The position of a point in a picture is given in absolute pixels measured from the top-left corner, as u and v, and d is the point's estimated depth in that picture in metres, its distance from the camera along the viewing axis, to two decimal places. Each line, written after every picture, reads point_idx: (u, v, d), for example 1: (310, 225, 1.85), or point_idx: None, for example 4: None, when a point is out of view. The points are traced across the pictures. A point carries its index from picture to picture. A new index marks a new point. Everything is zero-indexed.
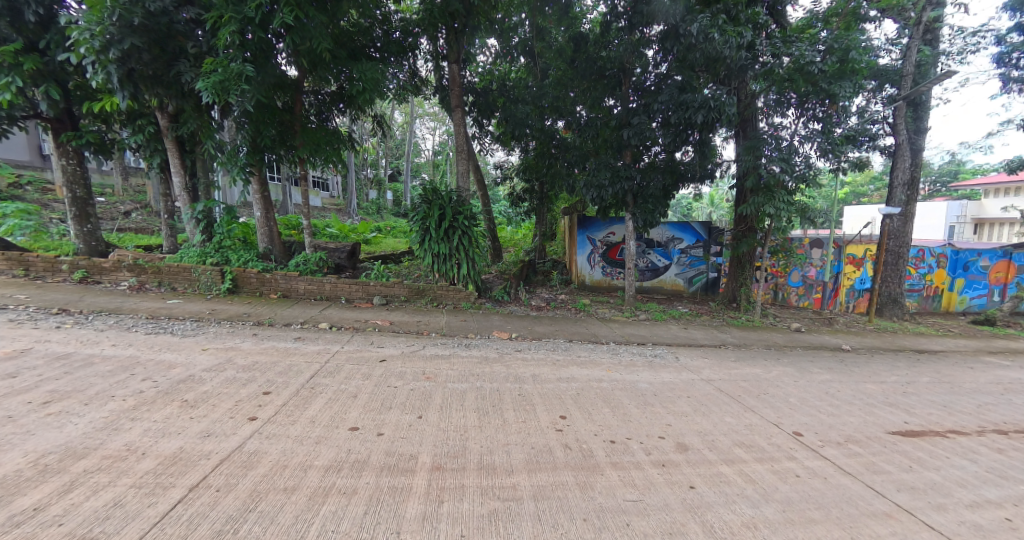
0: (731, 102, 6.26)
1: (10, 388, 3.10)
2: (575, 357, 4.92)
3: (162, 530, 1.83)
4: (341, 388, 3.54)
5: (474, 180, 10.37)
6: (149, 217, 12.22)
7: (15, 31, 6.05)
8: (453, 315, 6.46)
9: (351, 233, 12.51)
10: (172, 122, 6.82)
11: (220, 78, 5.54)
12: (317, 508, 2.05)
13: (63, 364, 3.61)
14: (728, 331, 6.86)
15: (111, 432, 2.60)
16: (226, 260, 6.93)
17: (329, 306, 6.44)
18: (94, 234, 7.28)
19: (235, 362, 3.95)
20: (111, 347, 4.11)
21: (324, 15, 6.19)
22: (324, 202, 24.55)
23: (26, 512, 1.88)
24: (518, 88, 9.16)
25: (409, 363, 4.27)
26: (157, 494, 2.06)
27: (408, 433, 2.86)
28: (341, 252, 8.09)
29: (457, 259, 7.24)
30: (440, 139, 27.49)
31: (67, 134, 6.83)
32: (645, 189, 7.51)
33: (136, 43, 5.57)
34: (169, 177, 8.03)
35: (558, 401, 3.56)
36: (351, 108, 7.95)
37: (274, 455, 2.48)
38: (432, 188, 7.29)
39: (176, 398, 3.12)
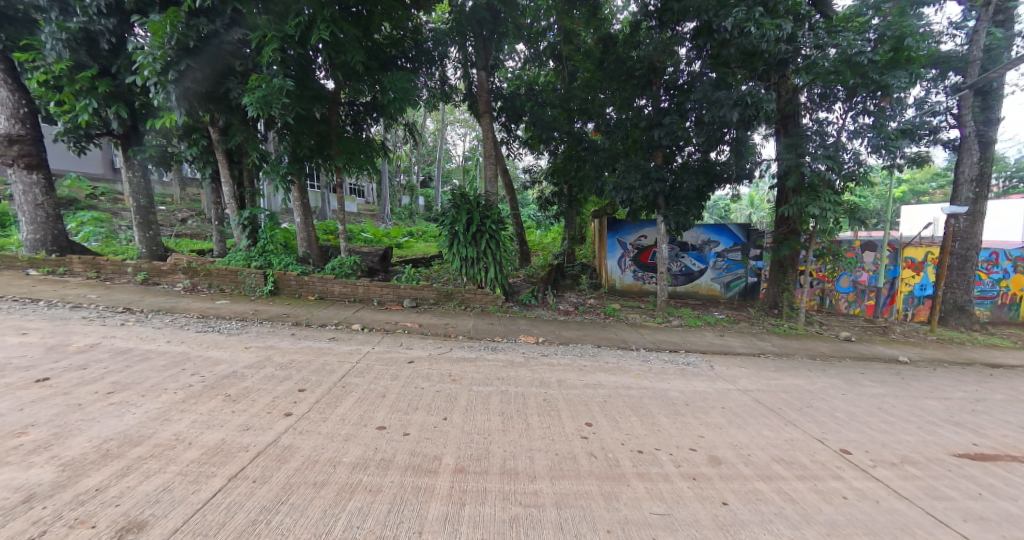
0: (771, 98, 5.97)
1: (80, 378, 3.39)
2: (603, 363, 4.86)
3: (204, 516, 1.95)
4: (370, 388, 3.64)
5: (503, 185, 10.33)
6: (202, 223, 13.00)
7: (92, 58, 6.55)
8: (480, 318, 6.50)
9: (384, 238, 12.89)
10: (222, 136, 7.25)
11: (263, 93, 5.80)
12: (344, 504, 2.13)
13: (122, 358, 3.89)
14: (767, 339, 6.63)
15: (162, 423, 2.78)
16: (269, 264, 7.29)
17: (362, 308, 6.64)
18: (155, 239, 7.82)
19: (274, 359, 4.16)
20: (166, 343, 4.40)
21: (356, 28, 6.47)
22: (360, 208, 25.36)
23: (88, 492, 2.05)
24: (546, 93, 9.15)
25: (436, 365, 4.35)
26: (200, 482, 2.19)
27: (433, 434, 2.92)
28: (374, 256, 8.40)
29: (485, 263, 7.30)
30: (471, 143, 27.83)
31: (133, 149, 7.39)
32: (677, 191, 7.40)
33: (191, 64, 5.97)
34: (219, 186, 8.58)
35: (583, 407, 3.54)
36: (384, 117, 8.20)
37: (305, 451, 2.58)
38: (460, 193, 7.38)
39: (220, 393, 3.31)
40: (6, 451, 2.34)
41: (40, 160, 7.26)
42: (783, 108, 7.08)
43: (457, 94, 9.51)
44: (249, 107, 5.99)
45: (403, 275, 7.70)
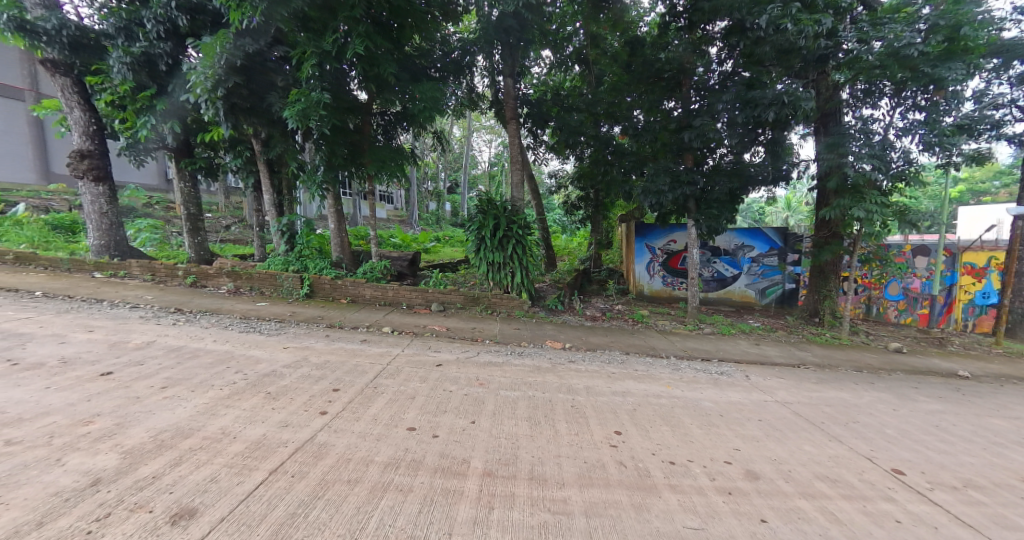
0: (810, 97, 5.77)
1: (138, 372, 3.62)
2: (631, 370, 4.79)
3: (247, 507, 2.05)
4: (400, 389, 3.73)
5: (529, 190, 10.36)
6: (244, 230, 13.62)
7: (152, 79, 6.94)
8: (506, 323, 6.53)
9: (412, 243, 13.12)
10: (264, 147, 7.64)
11: (302, 106, 6.04)
12: (376, 501, 2.18)
13: (174, 355, 4.12)
14: (807, 349, 6.37)
15: (209, 417, 2.92)
16: (305, 268, 7.59)
17: (392, 311, 6.79)
18: (203, 245, 8.25)
19: (310, 360, 4.30)
20: (212, 342, 4.64)
21: (389, 42, 6.76)
22: (389, 214, 25.97)
23: (146, 479, 2.18)
24: (573, 97, 9.13)
25: (463, 369, 4.40)
26: (243, 474, 2.30)
27: (461, 437, 2.95)
28: (403, 260, 8.56)
29: (511, 268, 7.31)
30: (497, 149, 28.12)
31: (185, 161, 7.95)
32: (708, 194, 7.25)
33: (238, 81, 6.24)
34: (260, 194, 9.03)
35: (612, 415, 3.50)
36: (414, 126, 8.41)
37: (339, 448, 2.66)
38: (487, 198, 7.42)
39: (261, 390, 3.45)
40: (75, 437, 2.52)
41: (104, 171, 7.80)
42: (823, 106, 6.99)
43: (484, 102, 9.57)
44: (289, 119, 6.25)
45: (431, 280, 7.83)
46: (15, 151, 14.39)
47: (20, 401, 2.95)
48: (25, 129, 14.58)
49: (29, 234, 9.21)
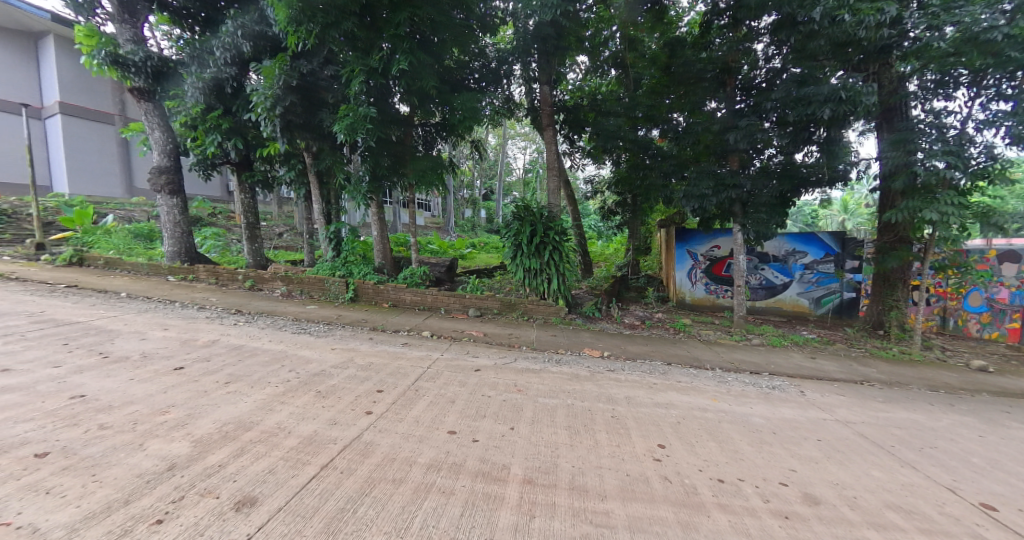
0: (871, 91, 5.50)
1: (206, 368, 3.89)
2: (674, 381, 4.65)
3: (301, 500, 2.17)
4: (441, 392, 3.79)
5: (564, 196, 10.34)
6: (295, 237, 14.36)
7: (219, 100, 7.59)
8: (542, 330, 6.51)
9: (448, 250, 13.31)
10: (314, 160, 8.03)
11: (350, 121, 6.37)
12: (420, 502, 2.23)
13: (235, 353, 4.39)
14: (870, 365, 5.95)
15: (266, 412, 3.09)
16: (350, 273, 7.84)
17: (431, 316, 6.93)
18: (260, 251, 8.79)
19: (356, 361, 4.45)
20: (268, 342, 4.91)
21: (428, 55, 6.88)
22: (426, 221, 26.61)
23: (213, 467, 2.37)
24: (609, 102, 8.87)
25: (501, 375, 4.42)
26: (297, 468, 2.43)
27: (501, 442, 2.97)
28: (440, 267, 8.76)
29: (548, 274, 7.30)
30: (531, 156, 28.31)
31: (246, 174, 8.61)
32: (756, 197, 6.99)
33: (293, 98, 6.72)
34: (310, 205, 9.49)
35: (654, 428, 3.41)
36: (452, 136, 8.60)
37: (383, 448, 2.74)
38: (523, 205, 7.43)
39: (312, 389, 3.61)
40: (153, 426, 2.78)
41: (176, 184, 8.45)
42: (885, 100, 6.53)
43: (521, 109, 9.51)
44: (338, 133, 6.62)
45: (468, 285, 7.94)
46: (106, 170, 16.32)
47: (110, 390, 3.29)
48: (114, 149, 16.55)
49: (115, 242, 10.10)
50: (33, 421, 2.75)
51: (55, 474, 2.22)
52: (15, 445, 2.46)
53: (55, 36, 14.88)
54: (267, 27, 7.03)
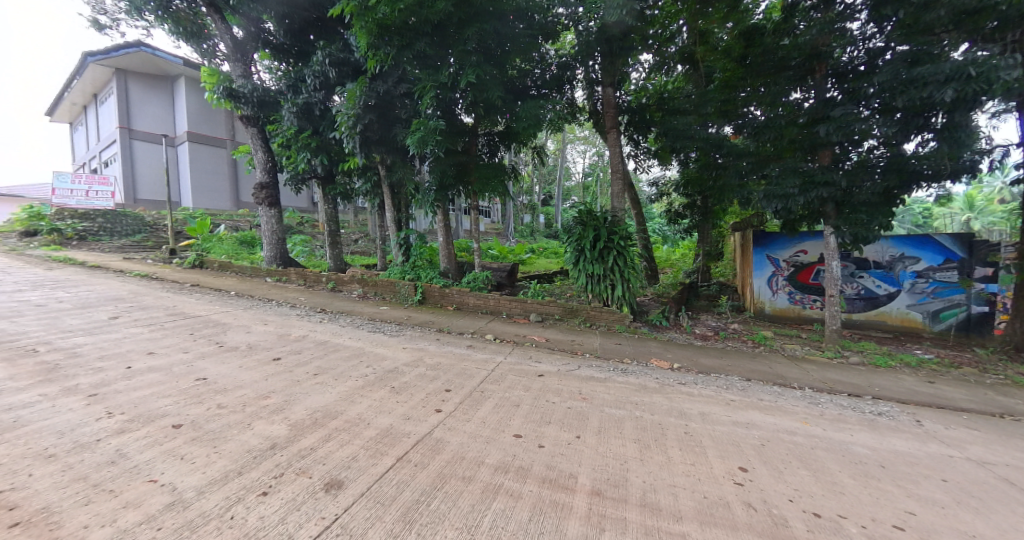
0: (1010, 64, 4.54)
1: (298, 361, 4.49)
2: (754, 400, 4.27)
3: (380, 487, 2.45)
4: (505, 396, 3.85)
5: (629, 201, 10.08)
6: (368, 241, 15.32)
7: (308, 121, 8.35)
8: (606, 337, 6.33)
9: (509, 255, 13.39)
10: (387, 172, 8.44)
11: (421, 134, 6.76)
12: (489, 502, 2.37)
13: (322, 348, 4.95)
14: (1012, 396, 5.02)
15: (348, 403, 3.51)
16: (418, 277, 8.24)
17: (493, 320, 7.02)
18: (340, 255, 9.51)
19: (425, 360, 4.71)
20: (348, 339, 5.38)
21: (495, 69, 7.13)
22: (487, 227, 27.17)
23: (306, 449, 2.80)
24: (676, 100, 8.69)
25: (565, 381, 4.35)
26: (376, 457, 2.74)
27: (567, 450, 2.95)
28: (502, 272, 8.86)
29: (612, 280, 7.03)
30: (592, 159, 27.89)
31: (329, 188, 9.49)
32: (853, 196, 5.99)
33: (371, 116, 7.26)
34: (383, 213, 10.06)
35: (735, 449, 3.12)
36: (515, 143, 8.64)
37: (453, 446, 2.92)
38: (586, 210, 7.31)
39: (386, 385, 3.96)
40: (258, 408, 3.34)
41: (273, 198, 9.56)
42: None
43: (582, 114, 9.30)
44: (411, 145, 7.00)
45: (529, 291, 7.96)
46: (218, 187, 18.99)
47: (226, 374, 4.01)
48: (224, 170, 19.24)
49: (226, 249, 11.67)
50: (170, 397, 3.47)
51: (187, 442, 2.81)
52: (158, 415, 3.16)
53: (187, 78, 18.27)
54: (350, 55, 7.86)
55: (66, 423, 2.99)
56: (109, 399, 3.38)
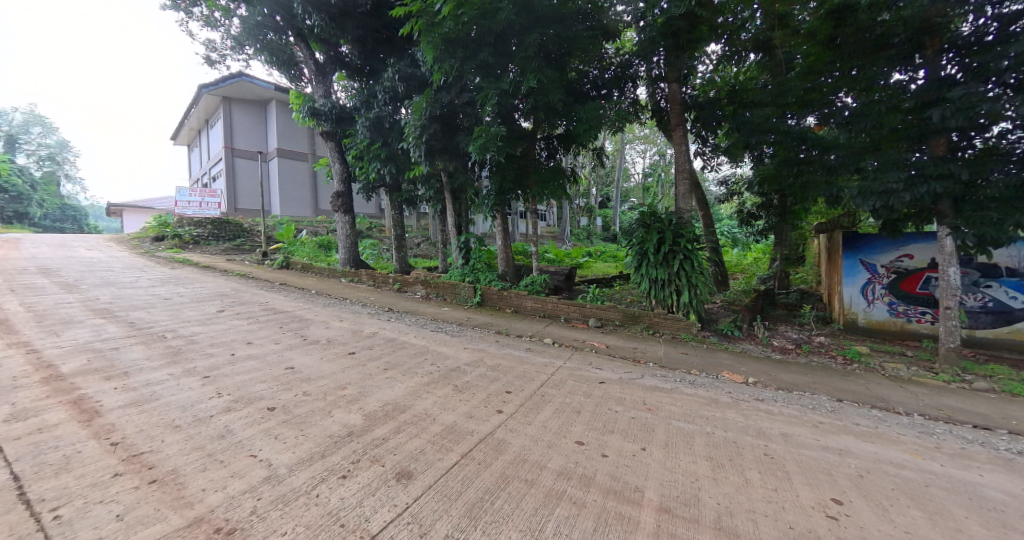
0: None
1: (370, 355, 4.79)
2: (848, 424, 3.78)
3: (447, 482, 2.60)
4: (566, 401, 3.80)
5: (696, 202, 9.54)
6: (430, 245, 15.87)
7: (380, 134, 8.91)
8: (672, 346, 6.00)
9: (566, 258, 13.26)
10: (450, 179, 8.72)
11: (482, 140, 6.85)
12: (552, 507, 2.41)
13: (390, 344, 5.20)
14: None
15: (415, 398, 3.71)
16: (477, 279, 8.38)
17: (551, 324, 6.94)
18: (404, 257, 9.91)
19: (486, 361, 4.78)
20: (414, 337, 5.60)
21: (556, 72, 7.07)
22: (543, 231, 27.08)
23: (379, 439, 3.04)
24: (751, 92, 7.90)
25: (628, 390, 4.18)
26: (442, 453, 2.89)
27: (632, 462, 2.86)
28: (560, 275, 8.76)
29: (677, 286, 6.67)
30: (653, 159, 26.99)
31: (394, 195, 9.95)
32: (975, 190, 5.09)
33: (434, 126, 7.55)
34: (444, 217, 10.36)
35: (826, 476, 2.81)
36: (574, 146, 8.43)
37: (515, 448, 2.99)
38: (649, 211, 6.99)
39: (449, 383, 4.10)
40: (337, 397, 3.67)
41: (347, 205, 10.15)
42: None
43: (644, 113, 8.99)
44: (473, 151, 7.13)
45: (587, 296, 7.77)
46: (300, 196, 20.49)
47: (309, 364, 4.39)
48: (306, 180, 20.76)
49: (308, 251, 12.71)
50: (265, 382, 3.90)
51: (280, 424, 3.19)
52: (256, 397, 3.59)
53: (278, 102, 20.05)
54: (416, 69, 8.23)
55: (187, 400, 3.51)
56: (219, 381, 3.89)
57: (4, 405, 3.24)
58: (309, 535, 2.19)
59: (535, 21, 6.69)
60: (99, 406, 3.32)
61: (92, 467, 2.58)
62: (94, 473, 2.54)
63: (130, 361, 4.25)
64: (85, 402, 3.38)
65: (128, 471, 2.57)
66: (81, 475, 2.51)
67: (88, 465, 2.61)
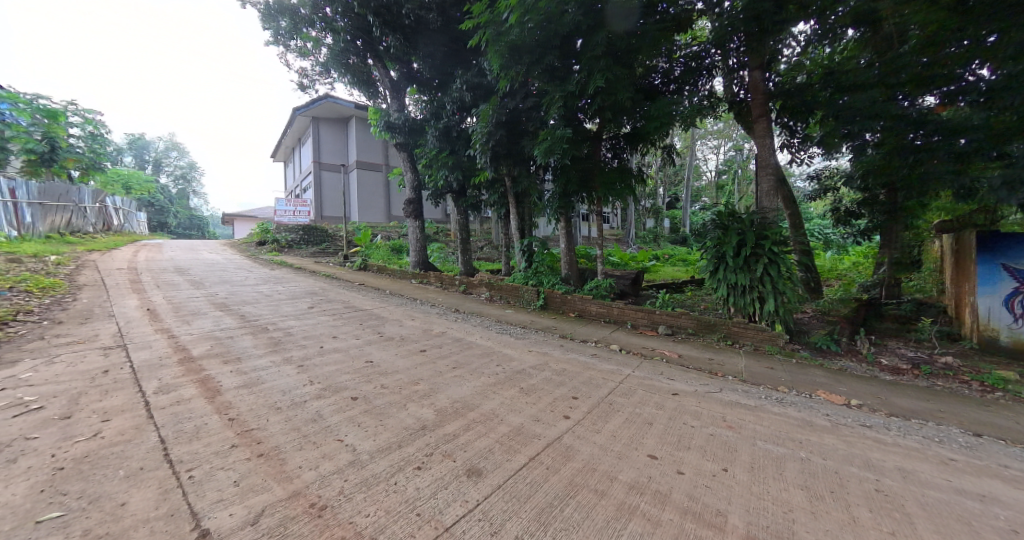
0: None
1: (440, 353, 4.88)
2: (987, 464, 3.16)
3: (516, 484, 2.57)
4: (636, 411, 3.60)
5: (783, 201, 8.73)
6: (494, 248, 16.04)
7: (449, 142, 9.19)
8: (754, 359, 5.49)
9: (632, 261, 12.81)
10: (514, 183, 8.72)
11: (547, 144, 6.85)
12: (624, 523, 2.29)
13: (458, 344, 5.27)
14: None
15: (482, 398, 3.70)
16: (541, 282, 8.31)
17: (617, 330, 6.69)
18: (469, 259, 10.11)
19: (552, 365, 4.68)
20: (480, 338, 5.64)
21: (625, 68, 6.78)
22: (606, 234, 26.38)
23: (449, 435, 3.07)
24: (852, 73, 6.35)
25: (705, 404, 3.87)
26: (510, 454, 2.86)
27: (712, 482, 2.63)
28: (626, 280, 8.47)
29: (761, 293, 6.08)
30: (728, 155, 25.34)
31: (460, 200, 10.18)
32: None
33: (498, 131, 7.63)
34: (508, 221, 10.42)
35: (954, 523, 2.38)
36: (643, 144, 7.98)
37: (583, 455, 2.88)
38: (728, 212, 6.47)
39: (516, 385, 4.05)
40: (410, 391, 3.77)
41: (417, 211, 10.52)
42: None
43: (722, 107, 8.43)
44: (537, 155, 7.11)
45: (656, 302, 7.40)
46: (374, 203, 21.71)
47: (386, 359, 4.57)
48: (380, 188, 21.95)
49: (382, 254, 13.40)
50: (348, 374, 4.11)
51: (362, 413, 3.34)
52: (342, 387, 3.80)
53: (357, 119, 21.47)
54: (483, 78, 8.44)
55: (286, 385, 3.80)
56: (311, 369, 4.18)
57: (153, 380, 3.76)
58: (388, 520, 2.28)
59: (603, 18, 6.48)
60: (220, 385, 3.72)
61: (215, 438, 2.91)
62: (217, 443, 2.86)
63: (242, 347, 4.72)
64: (209, 381, 3.79)
65: (242, 444, 2.86)
66: (208, 443, 2.84)
67: (212, 435, 2.95)
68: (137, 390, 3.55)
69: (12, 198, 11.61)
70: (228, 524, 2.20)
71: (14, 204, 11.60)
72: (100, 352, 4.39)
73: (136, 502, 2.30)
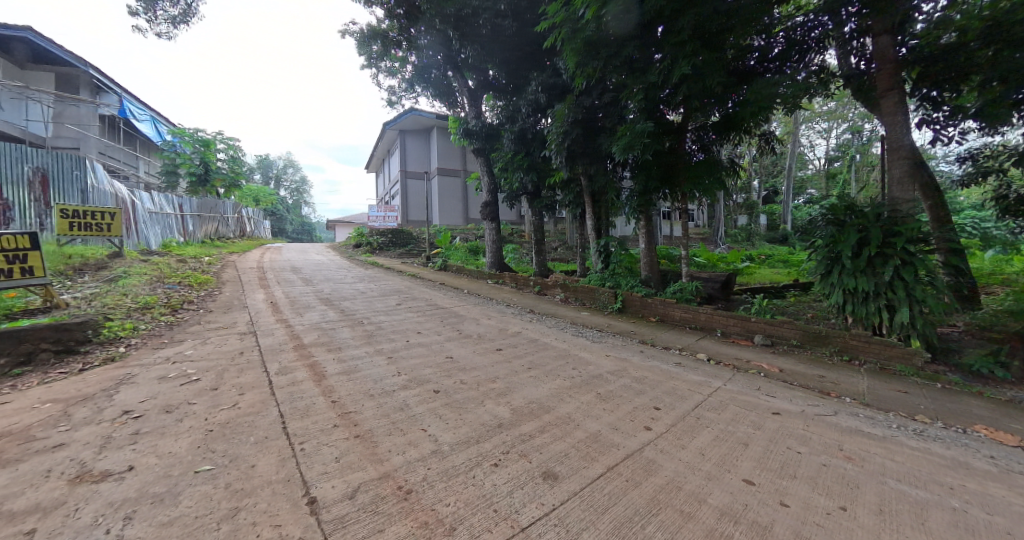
0: None
1: (518, 353, 4.80)
2: None
3: (594, 493, 2.38)
4: (728, 429, 3.20)
5: (920, 189, 7.41)
6: (569, 250, 15.72)
7: (524, 144, 9.18)
8: (877, 380, 4.69)
9: (721, 262, 11.79)
10: (590, 181, 8.44)
11: (627, 139, 6.51)
12: None
13: (533, 345, 5.16)
14: None
15: (558, 401, 3.54)
16: (617, 284, 7.92)
17: (704, 337, 6.15)
18: (543, 261, 10.01)
19: (630, 372, 4.38)
20: (557, 340, 5.47)
21: (715, 51, 6.20)
22: (692, 233, 24.72)
23: (525, 435, 2.95)
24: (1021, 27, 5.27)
25: (814, 429, 3.34)
26: (587, 462, 2.67)
27: (825, 521, 2.23)
28: (715, 283, 7.79)
29: (887, 300, 5.20)
30: (841, 139, 22.31)
31: (534, 201, 10.11)
32: None
33: (573, 128, 7.42)
34: (584, 222, 10.13)
35: None
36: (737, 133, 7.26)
37: (667, 472, 2.60)
38: (843, 206, 5.64)
39: (592, 390, 3.83)
40: (488, 389, 3.72)
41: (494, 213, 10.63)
42: None
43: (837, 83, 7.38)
44: (615, 150, 6.79)
45: (751, 308, 6.68)
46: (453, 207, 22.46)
47: (466, 356, 4.59)
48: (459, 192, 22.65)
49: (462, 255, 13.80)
50: (431, 368, 4.18)
51: (443, 405, 3.36)
52: (425, 379, 3.86)
53: (439, 127, 22.37)
54: (559, 78, 8.22)
55: (378, 374, 3.95)
56: (399, 361, 4.32)
57: (275, 362, 4.13)
58: (467, 512, 2.22)
59: None
60: (325, 370, 3.98)
61: (321, 416, 3.09)
62: (322, 421, 3.03)
63: (342, 337, 5.04)
64: (316, 366, 4.07)
65: (342, 424, 3.00)
66: (315, 421, 3.02)
67: (319, 414, 3.13)
68: (263, 369, 3.92)
69: (180, 212, 13.67)
70: (330, 495, 2.28)
71: (182, 217, 13.69)
72: (238, 335, 4.97)
73: (263, 465, 2.49)
